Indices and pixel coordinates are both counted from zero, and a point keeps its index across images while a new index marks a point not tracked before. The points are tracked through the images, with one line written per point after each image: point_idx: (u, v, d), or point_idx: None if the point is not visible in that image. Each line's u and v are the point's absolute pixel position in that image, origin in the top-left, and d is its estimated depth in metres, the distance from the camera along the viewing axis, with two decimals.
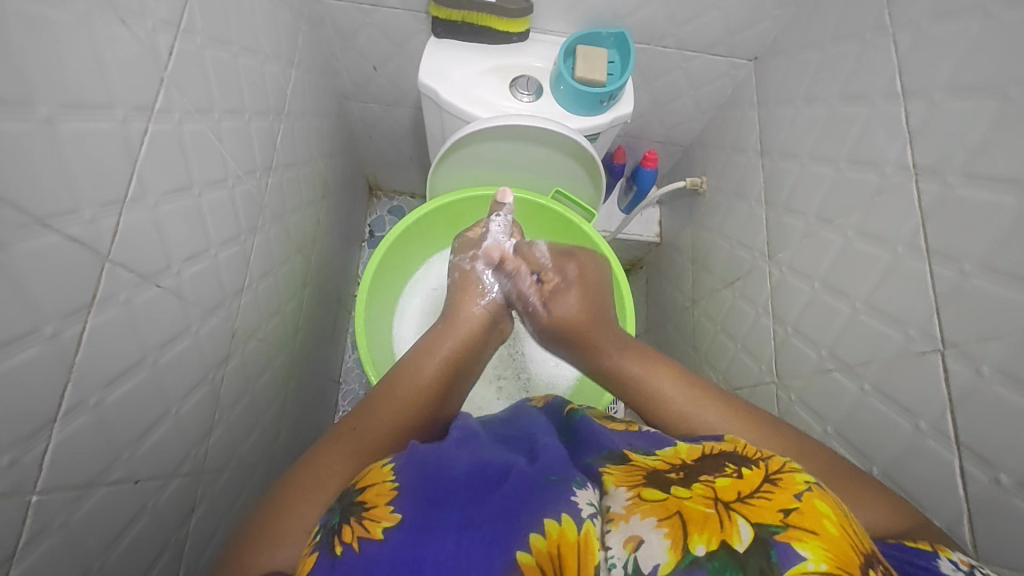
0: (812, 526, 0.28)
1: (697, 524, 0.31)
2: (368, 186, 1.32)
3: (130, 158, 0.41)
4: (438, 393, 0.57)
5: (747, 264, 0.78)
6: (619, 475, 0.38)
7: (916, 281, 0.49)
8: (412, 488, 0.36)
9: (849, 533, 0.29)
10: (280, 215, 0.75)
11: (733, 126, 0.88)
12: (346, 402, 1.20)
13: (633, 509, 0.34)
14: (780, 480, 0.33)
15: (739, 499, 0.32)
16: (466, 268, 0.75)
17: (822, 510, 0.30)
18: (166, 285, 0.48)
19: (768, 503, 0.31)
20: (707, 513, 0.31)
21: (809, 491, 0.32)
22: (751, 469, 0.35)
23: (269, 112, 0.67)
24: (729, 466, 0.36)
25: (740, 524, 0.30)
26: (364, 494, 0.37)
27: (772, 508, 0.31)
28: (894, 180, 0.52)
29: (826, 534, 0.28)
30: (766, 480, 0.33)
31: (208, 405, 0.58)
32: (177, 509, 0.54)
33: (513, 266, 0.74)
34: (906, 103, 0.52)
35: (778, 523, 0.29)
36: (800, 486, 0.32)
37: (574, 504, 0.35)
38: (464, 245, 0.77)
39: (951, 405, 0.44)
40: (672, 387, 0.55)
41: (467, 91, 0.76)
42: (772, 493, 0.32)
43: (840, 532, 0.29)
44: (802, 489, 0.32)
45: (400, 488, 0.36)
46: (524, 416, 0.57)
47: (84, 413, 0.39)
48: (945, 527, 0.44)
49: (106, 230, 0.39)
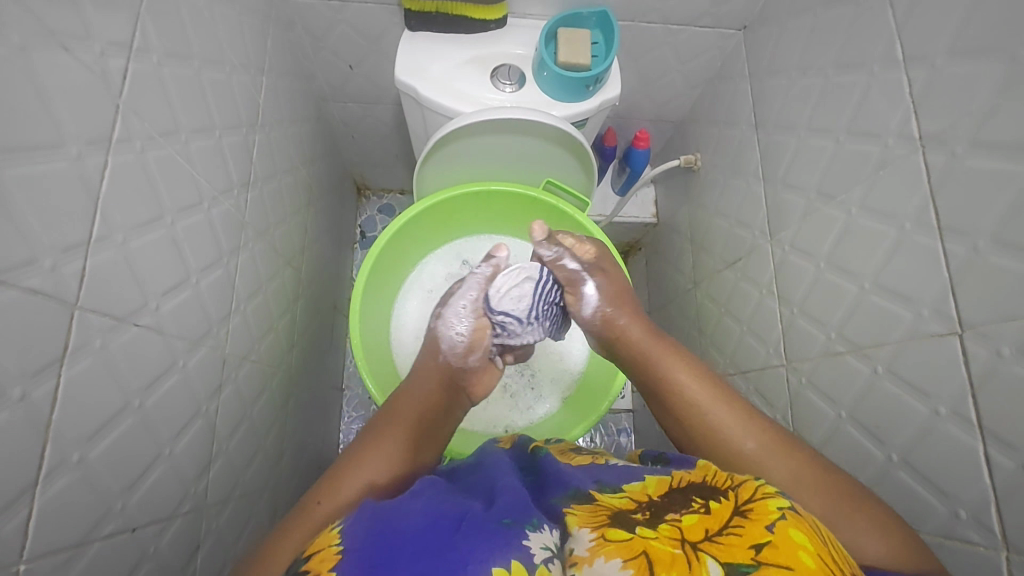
0: (785, 562, 0.29)
1: (663, 564, 0.31)
2: (356, 187, 1.29)
3: (90, 196, 0.39)
4: (410, 441, 0.57)
5: (748, 245, 0.76)
6: (582, 516, 0.38)
7: (927, 257, 0.46)
8: (356, 547, 0.36)
9: (827, 563, 0.30)
10: (263, 231, 0.72)
11: (725, 100, 0.84)
12: (352, 408, 1.18)
13: (597, 550, 0.33)
14: (751, 511, 0.33)
15: (707, 538, 0.32)
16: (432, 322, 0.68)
17: (797, 541, 0.30)
18: (145, 322, 0.46)
19: (737, 540, 0.31)
20: (674, 554, 0.31)
21: (782, 520, 0.32)
22: (719, 502, 0.36)
23: (242, 126, 0.64)
24: (697, 500, 0.37)
25: (709, 565, 0.30)
26: (308, 562, 0.36)
27: (743, 545, 0.31)
28: (896, 152, 0.49)
29: (801, 568, 0.29)
30: (736, 513, 0.34)
31: (204, 439, 0.56)
32: (182, 549, 0.53)
33: (457, 308, 0.68)
34: (906, 69, 0.49)
35: (750, 562, 0.29)
36: (772, 513, 0.32)
37: (527, 549, 0.35)
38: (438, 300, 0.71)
39: (972, 388, 0.42)
40: (709, 394, 0.55)
41: (446, 85, 0.72)
42: (742, 527, 0.32)
43: (817, 565, 0.29)
44: (774, 518, 0.32)
45: (344, 551, 0.35)
46: (486, 454, 0.55)
47: (67, 472, 0.37)
48: (972, 516, 0.42)
49: (71, 276, 0.37)
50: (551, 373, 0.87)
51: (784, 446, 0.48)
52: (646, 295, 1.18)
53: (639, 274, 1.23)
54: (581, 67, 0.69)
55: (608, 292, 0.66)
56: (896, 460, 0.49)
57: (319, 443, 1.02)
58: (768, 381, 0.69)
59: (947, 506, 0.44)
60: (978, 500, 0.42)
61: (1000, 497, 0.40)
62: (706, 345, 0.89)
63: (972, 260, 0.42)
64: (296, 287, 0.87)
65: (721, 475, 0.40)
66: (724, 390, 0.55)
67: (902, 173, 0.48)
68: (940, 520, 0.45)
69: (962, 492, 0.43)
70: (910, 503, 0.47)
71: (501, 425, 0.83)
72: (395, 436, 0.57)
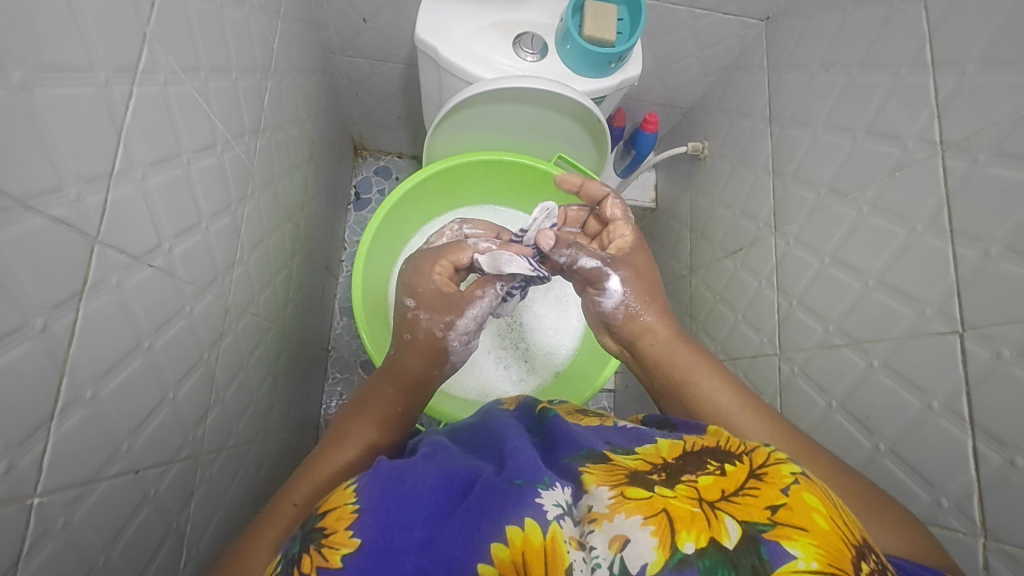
0: (800, 523, 0.32)
1: (684, 521, 0.33)
2: (353, 146, 1.26)
3: (114, 126, 0.37)
4: (386, 430, 0.57)
5: (750, 235, 0.77)
6: (600, 474, 0.39)
7: (935, 259, 0.48)
8: (372, 507, 0.36)
9: (839, 525, 0.33)
10: (268, 180, 0.70)
11: (739, 90, 0.85)
12: (336, 369, 1.18)
13: (617, 507, 0.35)
14: (766, 475, 0.36)
15: (724, 497, 0.35)
16: (438, 332, 0.62)
17: (811, 504, 0.33)
18: (158, 263, 0.44)
19: (753, 500, 0.34)
20: (693, 512, 0.34)
21: (796, 485, 0.35)
22: (735, 465, 0.38)
23: (257, 70, 0.62)
24: (711, 463, 0.39)
25: (727, 523, 0.33)
26: (325, 519, 0.37)
27: (758, 505, 0.34)
28: (916, 155, 0.51)
29: (815, 528, 0.32)
30: (752, 476, 0.36)
31: (205, 386, 0.56)
32: (178, 495, 0.52)
33: (472, 323, 0.64)
34: (935, 74, 0.50)
35: (766, 521, 0.32)
36: (786, 479, 0.36)
37: (540, 507, 0.35)
38: (441, 305, 0.62)
39: (967, 386, 0.44)
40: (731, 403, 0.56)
41: (467, 47, 0.71)
42: (758, 489, 0.35)
43: (829, 526, 0.32)
44: (788, 482, 0.35)
45: (361, 510, 0.36)
46: (493, 418, 0.56)
47: (80, 408, 0.36)
48: (954, 504, 0.45)
49: (93, 208, 0.36)
50: (545, 346, 0.88)
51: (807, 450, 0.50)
52: None
53: None
54: (605, 42, 0.69)
55: (634, 288, 0.66)
56: (883, 450, 0.52)
57: (305, 401, 1.01)
58: (759, 368, 0.72)
59: (931, 494, 0.47)
60: (961, 489, 0.44)
61: (984, 488, 0.43)
62: (698, 330, 0.91)
63: (982, 265, 0.43)
64: (293, 243, 0.85)
65: (733, 438, 0.42)
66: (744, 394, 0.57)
67: (920, 176, 0.50)
68: (922, 507, 0.47)
69: (947, 481, 0.45)
70: (894, 490, 0.50)
71: (493, 394, 0.84)
72: (369, 425, 0.56)
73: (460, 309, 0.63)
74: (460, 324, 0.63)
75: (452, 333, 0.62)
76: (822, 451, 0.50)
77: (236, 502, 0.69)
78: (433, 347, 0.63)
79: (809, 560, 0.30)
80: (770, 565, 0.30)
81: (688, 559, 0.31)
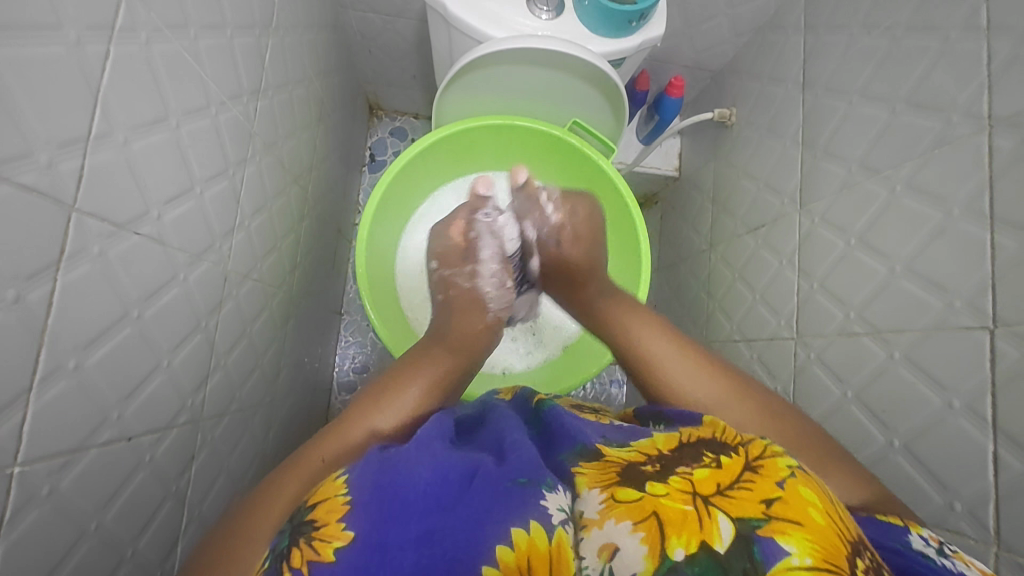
0: (795, 518, 0.30)
1: (675, 525, 0.31)
2: (368, 106, 1.23)
3: (90, 88, 0.35)
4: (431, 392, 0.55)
5: (774, 211, 0.73)
6: (592, 475, 0.38)
7: (970, 246, 0.44)
8: (365, 499, 0.35)
9: (836, 519, 0.31)
10: (272, 143, 0.68)
11: (773, 52, 0.79)
12: (348, 333, 1.19)
13: (607, 512, 0.34)
14: (762, 468, 0.34)
15: (718, 492, 0.33)
16: (465, 284, 0.68)
17: (807, 498, 0.32)
18: (146, 231, 0.43)
19: (749, 494, 0.32)
20: (685, 512, 0.32)
21: (792, 478, 0.33)
22: (730, 457, 0.36)
23: (256, 26, 0.59)
24: (707, 455, 0.37)
25: (720, 522, 0.31)
26: (315, 512, 0.35)
27: (753, 499, 0.32)
28: (959, 130, 0.46)
29: (811, 523, 0.30)
30: (746, 468, 0.35)
31: (204, 352, 0.56)
32: (176, 460, 0.53)
33: (490, 268, 0.69)
34: (989, 38, 0.45)
35: (761, 517, 0.31)
36: (782, 472, 0.34)
37: (545, 509, 0.35)
38: (450, 255, 0.69)
39: (993, 387, 0.41)
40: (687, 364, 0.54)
41: (479, 4, 0.66)
42: (752, 483, 0.33)
43: (825, 521, 0.31)
44: (784, 476, 0.33)
45: (354, 502, 0.35)
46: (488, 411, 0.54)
47: (63, 378, 0.36)
48: (967, 510, 0.42)
49: (68, 175, 0.34)
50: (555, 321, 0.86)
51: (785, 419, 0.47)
52: (657, 252, 1.16)
53: (652, 228, 1.20)
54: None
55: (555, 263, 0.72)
56: (896, 447, 0.49)
57: (315, 365, 1.02)
58: (774, 351, 0.69)
59: (943, 497, 0.44)
60: (976, 495, 0.42)
61: (1002, 496, 0.40)
62: (713, 308, 0.87)
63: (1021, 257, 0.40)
64: (301, 208, 0.84)
65: (730, 429, 0.41)
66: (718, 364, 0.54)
67: (961, 156, 0.45)
68: (933, 509, 0.45)
69: (961, 486, 0.43)
70: (905, 489, 0.48)
71: (498, 365, 0.83)
72: (418, 384, 0.55)
73: (473, 254, 0.69)
74: (481, 270, 0.69)
75: (477, 280, 0.68)
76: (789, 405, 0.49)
77: (241, 464, 0.70)
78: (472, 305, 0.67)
79: (803, 556, 0.28)
80: (764, 566, 0.28)
81: (677, 567, 0.30)
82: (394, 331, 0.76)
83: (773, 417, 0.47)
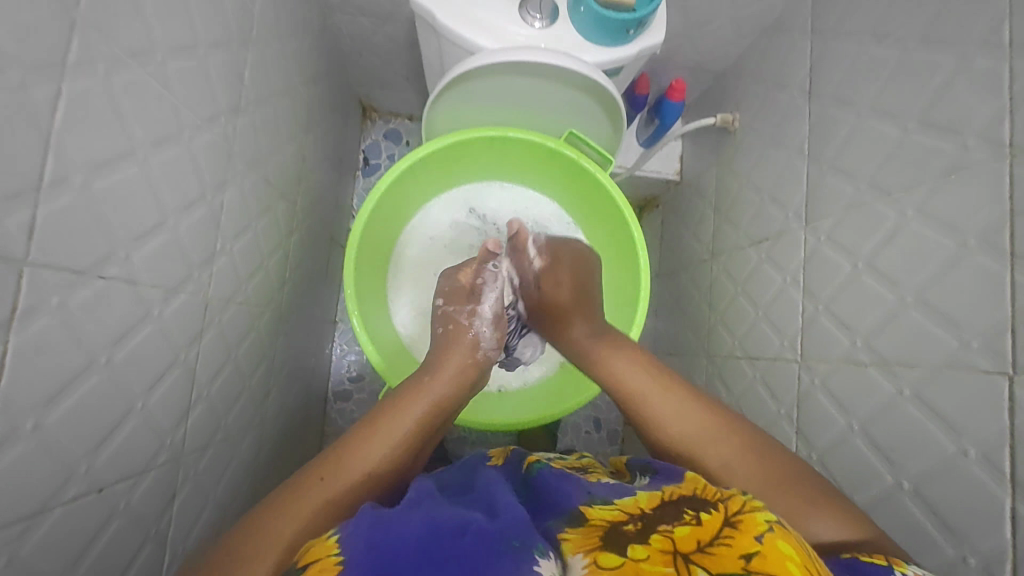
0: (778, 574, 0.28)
1: None
2: (360, 108, 1.19)
3: (39, 133, 0.33)
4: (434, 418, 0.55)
5: (778, 225, 0.70)
6: (576, 540, 0.37)
7: (987, 284, 0.41)
8: (359, 559, 0.33)
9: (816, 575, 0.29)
10: (254, 161, 0.66)
11: (778, 56, 0.75)
12: (343, 341, 1.17)
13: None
14: (740, 523, 0.32)
15: (698, 549, 0.31)
16: (462, 321, 0.66)
17: (786, 552, 0.30)
18: (112, 274, 0.41)
19: (728, 549, 0.30)
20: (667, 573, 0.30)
21: (770, 532, 0.31)
22: (710, 514, 0.35)
23: (232, 42, 0.56)
24: (687, 512, 0.36)
25: None
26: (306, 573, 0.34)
27: (732, 553, 0.30)
28: (976, 156, 0.43)
29: None
30: (725, 523, 0.33)
31: (183, 385, 0.54)
32: (156, 500, 0.52)
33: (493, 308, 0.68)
34: (1012, 57, 0.41)
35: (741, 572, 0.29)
36: (760, 525, 0.32)
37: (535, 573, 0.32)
38: (456, 294, 0.69)
39: (1011, 438, 0.38)
40: (656, 393, 0.55)
41: (468, 11, 0.63)
42: (732, 537, 0.31)
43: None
44: (762, 528, 0.31)
45: (345, 563, 0.33)
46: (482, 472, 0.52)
47: (20, 441, 0.34)
48: (980, 565, 0.40)
49: (17, 229, 0.32)
50: None
51: (752, 444, 0.48)
52: (657, 257, 1.13)
53: (653, 232, 1.17)
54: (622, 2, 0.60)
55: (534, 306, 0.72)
56: (905, 489, 0.47)
57: (308, 377, 1.00)
58: (778, 373, 0.66)
59: (954, 548, 0.42)
60: (991, 550, 0.39)
61: (1018, 554, 0.38)
62: (715, 321, 0.85)
63: None
64: (290, 222, 0.81)
65: (710, 487, 0.39)
66: (684, 386, 0.55)
67: (977, 183, 0.42)
68: (944, 559, 0.43)
69: (974, 538, 0.41)
70: (914, 535, 0.45)
71: (494, 384, 0.81)
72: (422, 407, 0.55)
73: (475, 296, 0.68)
74: (482, 313, 0.67)
75: (477, 321, 0.66)
76: (764, 434, 0.50)
77: (229, 492, 0.69)
78: (472, 344, 0.64)
79: None
80: None
81: None
82: (384, 351, 0.74)
83: (747, 460, 0.47)
